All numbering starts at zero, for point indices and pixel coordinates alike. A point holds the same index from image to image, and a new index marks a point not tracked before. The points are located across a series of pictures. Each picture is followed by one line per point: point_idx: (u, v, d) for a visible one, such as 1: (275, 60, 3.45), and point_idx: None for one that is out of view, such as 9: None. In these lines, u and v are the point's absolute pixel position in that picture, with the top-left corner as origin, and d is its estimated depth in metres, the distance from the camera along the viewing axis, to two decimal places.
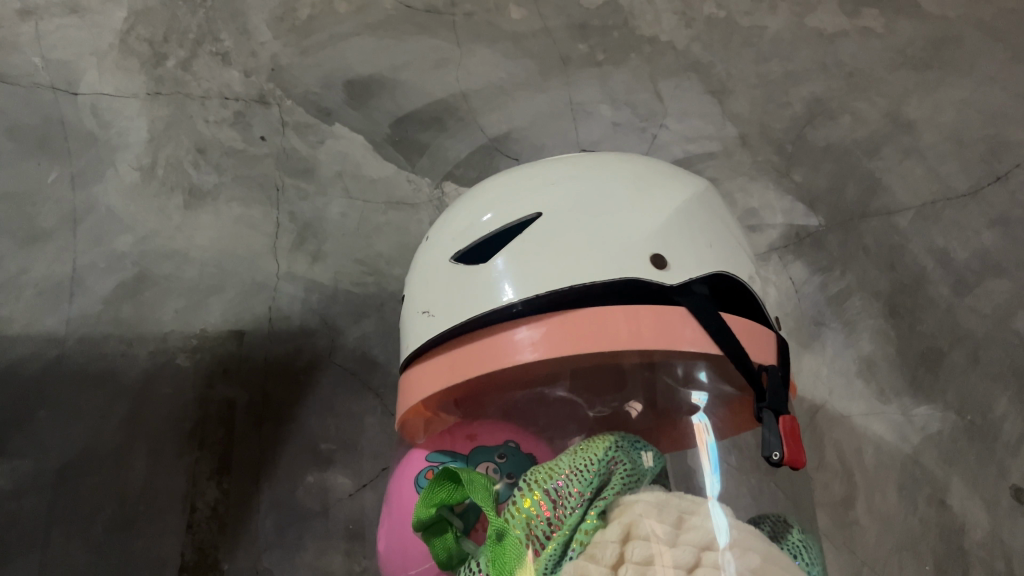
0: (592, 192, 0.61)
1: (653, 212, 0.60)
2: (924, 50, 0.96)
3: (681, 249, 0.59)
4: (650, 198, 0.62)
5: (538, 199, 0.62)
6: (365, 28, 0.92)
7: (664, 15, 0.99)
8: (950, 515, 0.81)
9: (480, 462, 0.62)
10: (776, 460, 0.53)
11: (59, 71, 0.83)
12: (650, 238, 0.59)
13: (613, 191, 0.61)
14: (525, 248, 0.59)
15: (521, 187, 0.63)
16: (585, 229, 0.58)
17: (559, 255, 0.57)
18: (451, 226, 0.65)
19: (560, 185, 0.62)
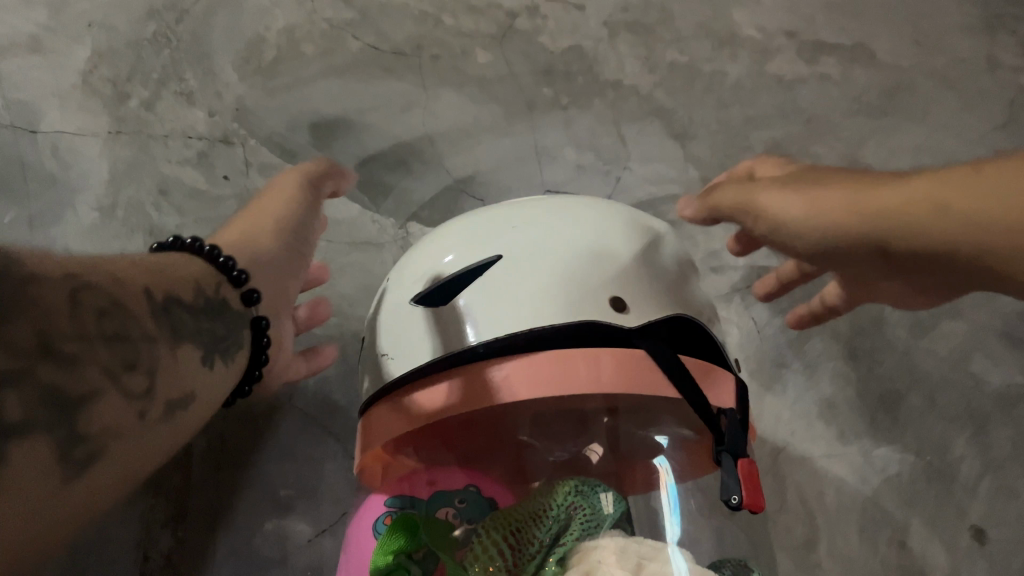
0: (550, 235, 0.61)
1: (611, 257, 0.61)
2: (880, 98, 1.02)
3: (640, 292, 0.60)
4: (610, 242, 0.62)
5: (498, 242, 0.62)
6: (331, 70, 0.94)
7: (627, 60, 1.01)
8: (910, 557, 0.81)
9: (440, 508, 0.61)
10: (735, 504, 0.53)
11: (20, 110, 0.84)
12: (607, 283, 0.59)
13: (572, 233, 0.62)
14: (484, 296, 0.59)
15: (483, 229, 0.64)
16: (544, 275, 0.59)
17: (519, 297, 0.58)
18: (412, 267, 0.65)
19: (518, 228, 0.62)
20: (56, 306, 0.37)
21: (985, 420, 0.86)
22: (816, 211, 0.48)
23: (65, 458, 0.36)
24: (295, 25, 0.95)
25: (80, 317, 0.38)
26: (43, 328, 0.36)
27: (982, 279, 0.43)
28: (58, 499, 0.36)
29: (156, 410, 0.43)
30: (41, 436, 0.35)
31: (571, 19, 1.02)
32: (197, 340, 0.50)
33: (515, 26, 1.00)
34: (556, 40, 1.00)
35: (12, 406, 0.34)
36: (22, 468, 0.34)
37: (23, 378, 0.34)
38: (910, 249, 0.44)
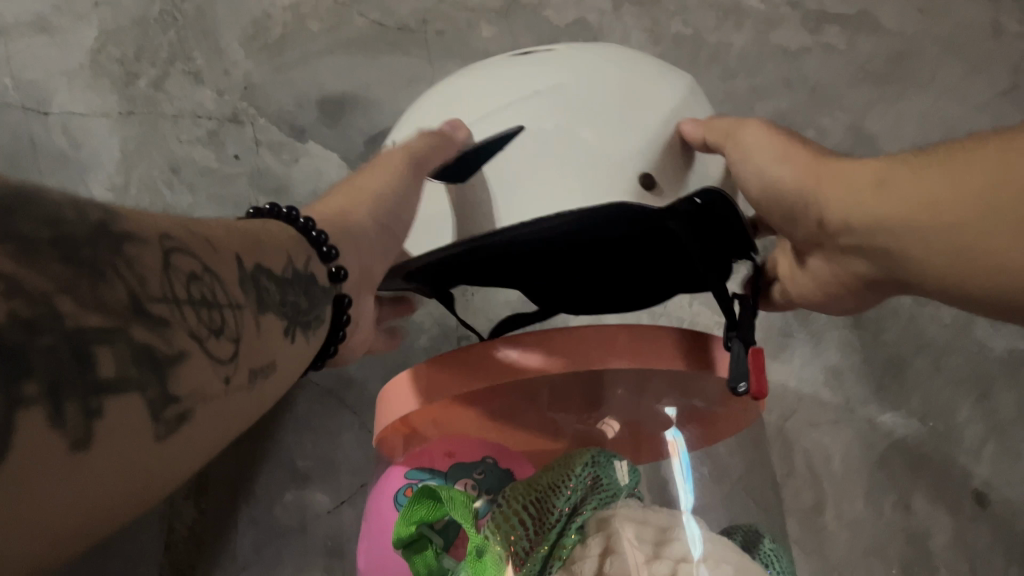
0: (567, 106, 0.60)
1: (629, 133, 0.60)
2: (883, 67, 1.06)
3: (660, 167, 0.60)
4: (628, 112, 0.60)
5: (515, 113, 0.61)
6: (337, 46, 0.93)
7: (633, 32, 1.03)
8: (916, 519, 0.83)
9: (459, 479, 0.63)
10: (744, 390, 0.53)
11: (31, 91, 0.85)
12: (625, 162, 0.59)
13: (589, 103, 0.60)
14: (504, 176, 0.59)
15: (501, 96, 0.62)
16: (563, 152, 0.58)
17: (540, 180, 0.58)
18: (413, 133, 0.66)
19: (529, 97, 0.61)
20: (149, 261, 0.28)
21: (990, 384, 0.87)
22: (776, 163, 0.52)
23: (161, 418, 0.26)
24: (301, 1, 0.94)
25: (176, 276, 0.29)
26: (135, 284, 0.27)
27: (885, 262, 0.45)
28: (163, 471, 0.27)
29: (248, 380, 0.33)
30: (139, 391, 0.25)
31: None
32: (286, 309, 0.38)
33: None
34: (560, 13, 1.01)
35: (107, 359, 0.25)
36: (123, 428, 0.25)
37: (120, 332, 0.25)
38: (835, 206, 0.46)
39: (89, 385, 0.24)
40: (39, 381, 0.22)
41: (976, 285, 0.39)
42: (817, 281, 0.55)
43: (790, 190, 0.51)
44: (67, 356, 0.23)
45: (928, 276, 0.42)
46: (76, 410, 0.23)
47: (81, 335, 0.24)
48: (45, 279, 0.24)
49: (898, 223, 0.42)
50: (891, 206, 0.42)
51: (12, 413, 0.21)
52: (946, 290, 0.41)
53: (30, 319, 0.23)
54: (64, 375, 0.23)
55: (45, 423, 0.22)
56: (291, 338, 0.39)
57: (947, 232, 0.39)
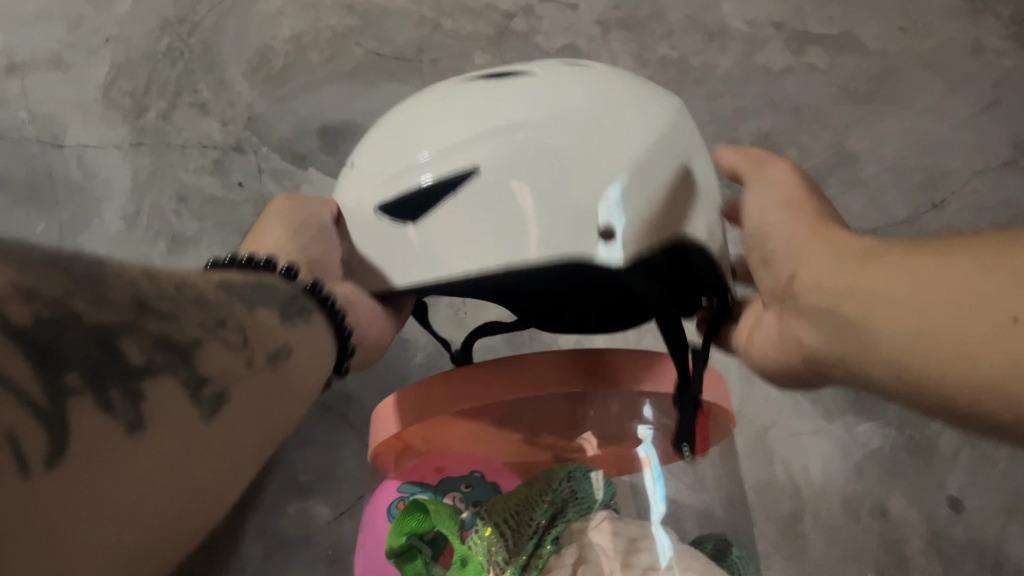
0: (531, 149, 0.54)
1: (600, 175, 0.53)
2: (866, 86, 1.09)
3: (635, 210, 0.53)
4: (602, 154, 0.54)
5: (472, 149, 0.56)
6: (337, 76, 0.98)
7: (620, 57, 1.07)
8: (891, 525, 0.87)
9: (448, 492, 0.67)
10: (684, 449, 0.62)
11: (46, 124, 0.90)
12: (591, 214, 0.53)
13: (557, 144, 0.54)
14: (453, 230, 0.55)
15: (462, 125, 0.57)
16: (517, 205, 0.54)
17: (491, 233, 0.54)
18: (373, 158, 0.61)
19: (490, 135, 0.56)
20: (139, 271, 0.30)
21: None
22: (784, 223, 0.51)
23: (200, 398, 0.30)
24: (301, 33, 0.98)
25: (166, 285, 0.32)
26: (138, 287, 0.29)
27: (841, 339, 0.41)
28: (205, 448, 0.30)
29: (263, 360, 0.37)
30: (168, 374, 0.29)
31: (566, 17, 1.06)
32: (274, 304, 0.42)
33: (511, 26, 1.04)
34: (551, 40, 1.05)
35: (133, 349, 0.27)
36: (163, 408, 0.28)
37: (138, 327, 0.28)
38: (824, 270, 0.44)
39: (124, 373, 0.27)
40: (78, 373, 0.25)
41: (934, 373, 0.35)
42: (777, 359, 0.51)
43: (780, 241, 0.50)
44: (95, 349, 0.26)
45: (886, 359, 0.38)
46: (121, 396, 0.26)
47: (103, 329, 0.26)
48: (57, 285, 0.25)
49: (875, 292, 0.39)
50: (879, 273, 0.40)
51: (62, 402, 0.24)
52: (904, 376, 0.37)
53: (52, 319, 0.25)
54: (96, 365, 0.26)
55: (94, 407, 0.25)
56: (292, 323, 0.43)
57: (924, 306, 0.36)
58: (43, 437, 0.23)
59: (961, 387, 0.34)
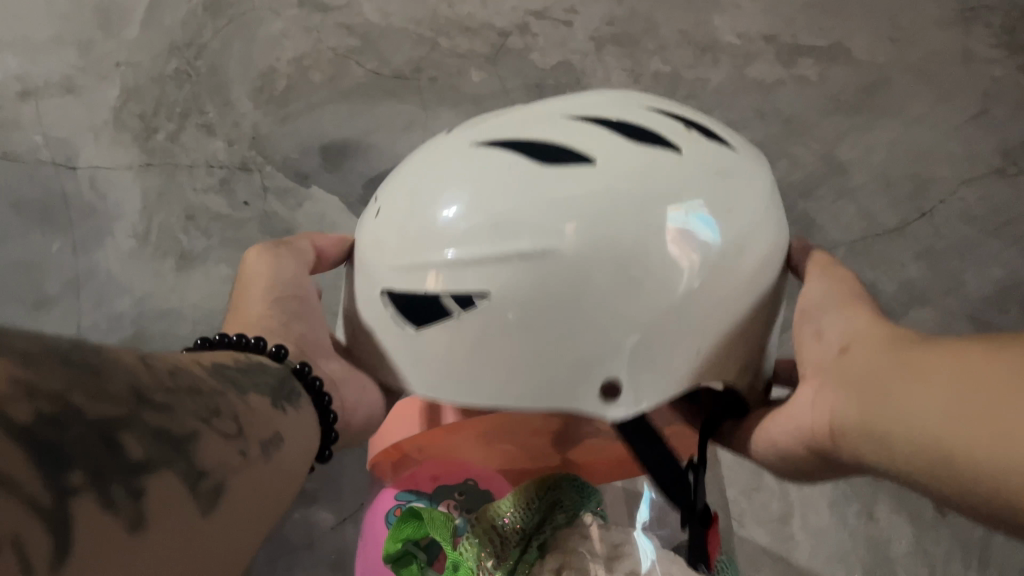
0: (554, 279, 0.50)
1: (618, 328, 0.50)
2: (856, 96, 1.11)
3: (646, 365, 0.52)
4: (629, 304, 0.50)
5: (479, 267, 0.52)
6: (338, 95, 1.01)
7: (613, 72, 1.09)
8: (878, 527, 0.90)
9: (442, 500, 0.70)
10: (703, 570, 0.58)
11: (60, 147, 0.94)
12: (598, 366, 0.51)
13: (584, 283, 0.50)
14: (458, 350, 0.54)
15: (470, 232, 0.52)
16: (523, 339, 0.51)
17: (490, 361, 0.53)
18: (392, 239, 0.56)
19: (512, 256, 0.51)
20: (132, 360, 0.29)
21: None
22: (841, 316, 0.49)
23: (199, 493, 0.28)
24: (304, 54, 1.02)
25: (156, 372, 0.30)
26: (134, 379, 0.28)
27: (866, 414, 0.41)
28: (207, 548, 0.28)
29: (261, 452, 0.36)
30: (171, 470, 0.27)
31: (560, 34, 1.09)
32: (264, 389, 0.43)
33: (506, 44, 1.07)
34: (546, 56, 1.08)
35: (134, 444, 0.25)
36: (162, 506, 0.26)
37: (135, 420, 0.26)
38: (875, 348, 0.44)
39: (127, 471, 0.25)
40: (82, 472, 0.23)
41: (953, 457, 0.34)
42: (790, 437, 0.50)
43: (836, 326, 0.49)
44: (97, 443, 0.24)
45: (910, 439, 0.37)
46: (122, 494, 0.24)
47: (102, 424, 0.25)
48: (54, 376, 0.24)
49: (916, 372, 0.39)
50: (925, 356, 0.39)
51: (68, 502, 0.22)
52: (924, 458, 0.36)
53: (54, 416, 0.23)
54: (102, 464, 0.24)
55: (100, 507, 0.23)
56: (282, 410, 0.43)
57: (957, 390, 0.35)
58: (52, 545, 0.21)
59: (977, 477, 0.33)
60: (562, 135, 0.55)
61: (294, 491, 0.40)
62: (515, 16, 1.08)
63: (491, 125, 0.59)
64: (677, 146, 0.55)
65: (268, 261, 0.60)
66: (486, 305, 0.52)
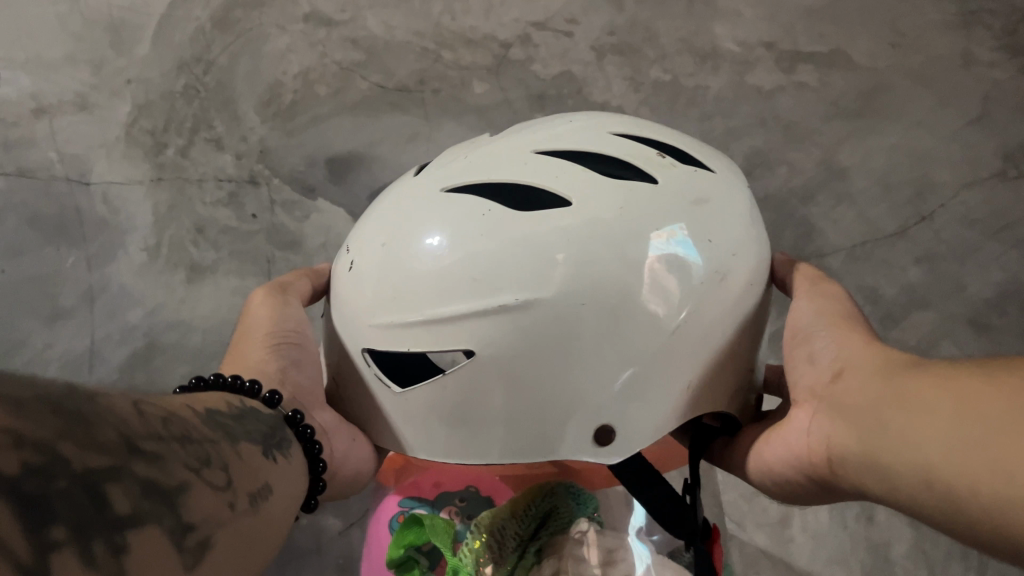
0: (539, 329, 0.53)
1: (607, 374, 0.53)
2: (855, 102, 1.12)
3: (632, 410, 0.55)
4: (615, 349, 0.53)
5: (463, 324, 0.54)
6: (343, 108, 1.03)
7: (614, 82, 1.10)
8: (878, 530, 0.91)
9: (443, 506, 0.72)
10: None
11: (74, 163, 0.97)
12: (588, 410, 0.54)
13: (564, 331, 0.53)
14: (438, 402, 0.56)
15: (453, 286, 0.54)
16: (514, 385, 0.54)
17: (487, 413, 0.55)
18: (371, 291, 0.58)
19: (495, 308, 0.53)
20: (123, 408, 0.29)
21: None
22: (832, 342, 0.51)
23: (185, 547, 0.28)
24: (309, 68, 1.04)
25: (148, 421, 0.31)
26: (123, 428, 0.28)
27: (865, 443, 0.42)
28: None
29: (247, 505, 0.36)
30: (158, 523, 0.27)
31: (561, 44, 1.10)
32: (253, 437, 0.44)
33: (509, 55, 1.09)
34: (548, 67, 1.09)
35: (121, 498, 0.26)
36: (150, 560, 0.26)
37: (124, 470, 0.27)
38: (869, 375, 0.45)
39: (112, 524, 0.25)
40: (64, 525, 0.23)
41: (949, 489, 0.36)
42: (789, 460, 0.51)
43: (825, 349, 0.51)
44: (83, 496, 0.24)
45: (907, 470, 0.38)
46: (107, 550, 0.24)
47: (90, 476, 0.25)
48: (45, 427, 0.24)
49: (910, 402, 0.40)
50: (916, 385, 0.40)
51: (50, 558, 0.22)
52: (920, 487, 0.38)
53: (40, 466, 0.23)
54: (87, 519, 0.24)
55: (81, 564, 0.23)
56: (271, 459, 0.45)
57: (950, 422, 0.37)
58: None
59: (974, 511, 0.35)
60: (536, 179, 0.57)
61: (277, 546, 0.40)
62: (517, 26, 1.10)
63: (464, 169, 0.61)
64: (654, 180, 0.58)
65: (268, 307, 0.63)
66: (473, 359, 0.54)
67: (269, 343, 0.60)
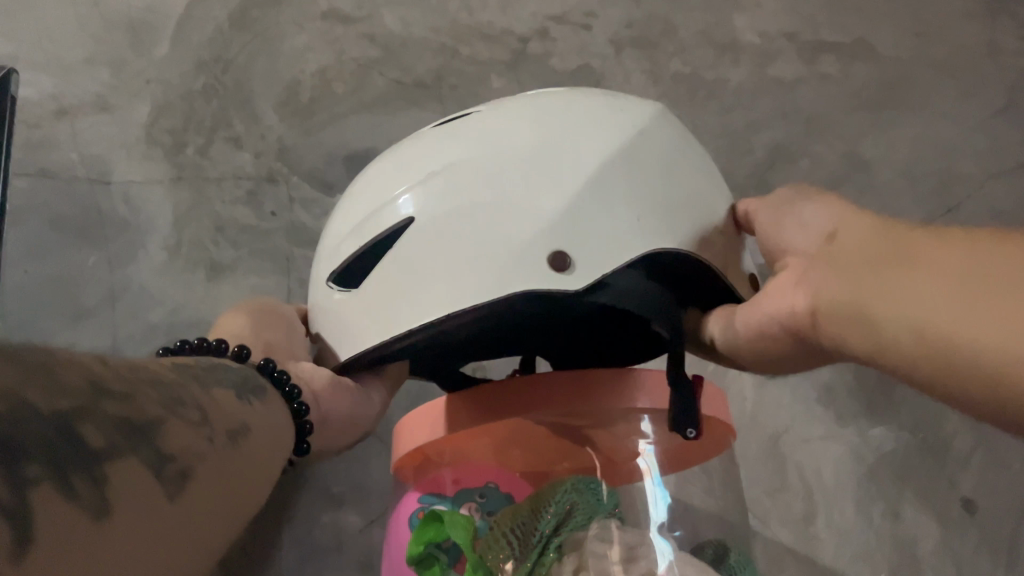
0: (471, 185, 0.59)
1: (540, 206, 0.57)
2: (878, 93, 1.10)
3: (583, 241, 0.56)
4: (545, 187, 0.58)
5: (407, 200, 0.62)
6: (361, 106, 1.03)
7: (633, 75, 1.09)
8: (903, 527, 0.90)
9: (463, 502, 0.72)
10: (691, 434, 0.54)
11: (95, 164, 0.97)
12: (538, 231, 0.56)
13: (499, 183, 0.58)
14: (397, 274, 0.60)
15: (406, 176, 0.64)
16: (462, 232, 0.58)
17: (442, 267, 0.58)
18: (343, 227, 0.68)
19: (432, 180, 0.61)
20: (90, 358, 0.32)
21: None
22: (823, 207, 0.52)
23: (165, 477, 0.32)
24: (327, 66, 1.04)
25: (115, 366, 0.34)
26: (92, 373, 0.31)
27: (846, 279, 0.42)
28: (172, 527, 0.32)
29: (225, 440, 0.40)
30: (134, 454, 0.30)
31: (580, 38, 1.10)
32: (230, 387, 0.47)
33: (526, 49, 1.08)
34: (565, 61, 1.09)
35: (95, 435, 0.29)
36: (127, 488, 0.29)
37: (96, 409, 0.30)
38: (866, 231, 0.46)
39: (87, 460, 0.28)
40: (40, 460, 0.26)
41: (928, 327, 0.37)
42: (751, 315, 0.52)
43: (815, 220, 0.52)
44: (56, 436, 0.27)
45: (886, 314, 0.39)
46: (85, 483, 0.27)
47: (62, 414, 0.28)
48: (11, 374, 0.26)
49: (908, 254, 0.41)
50: (920, 239, 0.41)
51: (29, 496, 0.25)
52: (889, 321, 0.39)
53: (10, 409, 0.26)
54: (61, 455, 0.27)
55: (57, 497, 0.26)
56: (247, 403, 0.48)
57: (950, 272, 0.37)
58: (15, 535, 0.24)
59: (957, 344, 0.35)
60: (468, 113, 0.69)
61: (261, 479, 0.44)
62: (535, 21, 1.10)
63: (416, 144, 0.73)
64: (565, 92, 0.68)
65: (252, 305, 0.70)
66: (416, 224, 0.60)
67: (252, 325, 0.66)
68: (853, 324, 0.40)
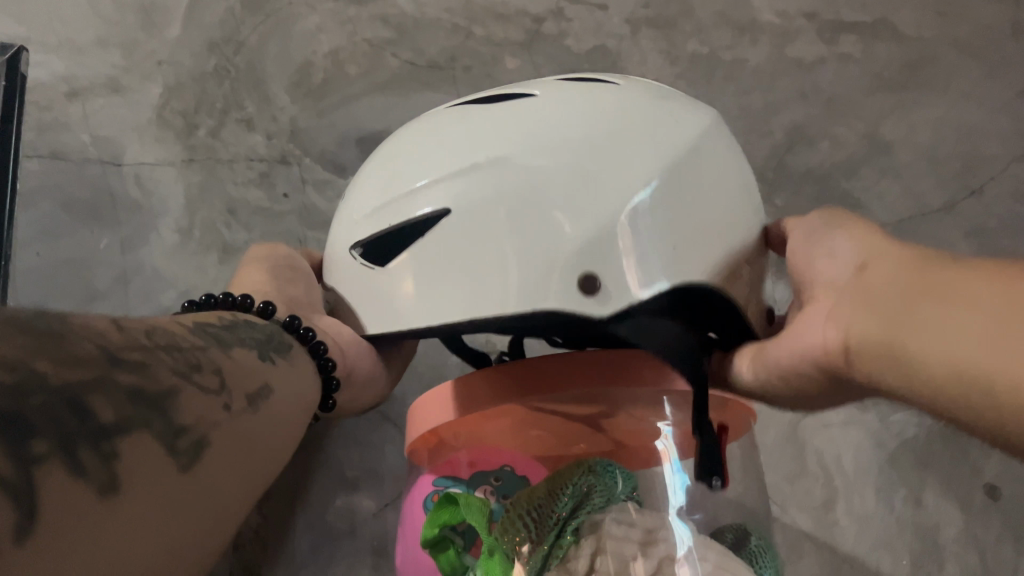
0: (512, 182, 0.57)
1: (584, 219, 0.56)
2: (900, 73, 1.07)
3: (620, 258, 0.56)
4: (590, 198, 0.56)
5: (442, 189, 0.60)
6: (374, 87, 1.02)
7: (649, 56, 1.07)
8: (925, 514, 0.88)
9: (479, 485, 0.72)
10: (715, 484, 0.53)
11: (107, 146, 0.97)
12: (572, 254, 0.55)
13: (537, 186, 0.57)
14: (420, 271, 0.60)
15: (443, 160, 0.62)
16: (494, 242, 0.57)
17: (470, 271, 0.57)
18: (367, 196, 0.66)
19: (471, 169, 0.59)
20: (103, 325, 0.31)
21: None
22: (840, 233, 0.51)
23: (182, 446, 0.31)
24: (340, 47, 1.03)
25: (129, 332, 0.33)
26: (102, 342, 0.30)
27: (896, 330, 0.41)
28: (191, 495, 0.31)
29: (245, 405, 0.39)
30: (147, 427, 0.29)
31: (595, 18, 1.08)
32: (251, 345, 0.46)
33: (541, 30, 1.07)
34: (580, 41, 1.07)
35: (103, 407, 0.28)
36: (142, 461, 0.29)
37: (106, 381, 0.29)
38: (900, 266, 0.44)
39: (97, 435, 0.27)
40: (46, 438, 0.25)
41: (995, 384, 0.36)
42: (784, 357, 0.51)
43: (831, 250, 0.51)
44: (62, 411, 0.26)
45: (941, 366, 0.38)
46: (93, 457, 0.26)
47: (68, 389, 0.27)
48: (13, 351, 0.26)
49: (945, 292, 0.40)
50: (960, 280, 0.40)
51: (32, 471, 0.24)
52: (954, 384, 0.37)
53: (13, 387, 0.25)
54: (69, 431, 0.26)
55: (65, 473, 0.25)
56: (270, 362, 0.47)
57: (998, 316, 0.37)
58: (13, 512, 0.23)
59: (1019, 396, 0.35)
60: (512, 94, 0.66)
61: (283, 442, 0.43)
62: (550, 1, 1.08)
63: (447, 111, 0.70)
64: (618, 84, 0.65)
65: (261, 261, 0.68)
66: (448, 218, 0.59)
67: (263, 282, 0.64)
68: (907, 374, 0.40)
